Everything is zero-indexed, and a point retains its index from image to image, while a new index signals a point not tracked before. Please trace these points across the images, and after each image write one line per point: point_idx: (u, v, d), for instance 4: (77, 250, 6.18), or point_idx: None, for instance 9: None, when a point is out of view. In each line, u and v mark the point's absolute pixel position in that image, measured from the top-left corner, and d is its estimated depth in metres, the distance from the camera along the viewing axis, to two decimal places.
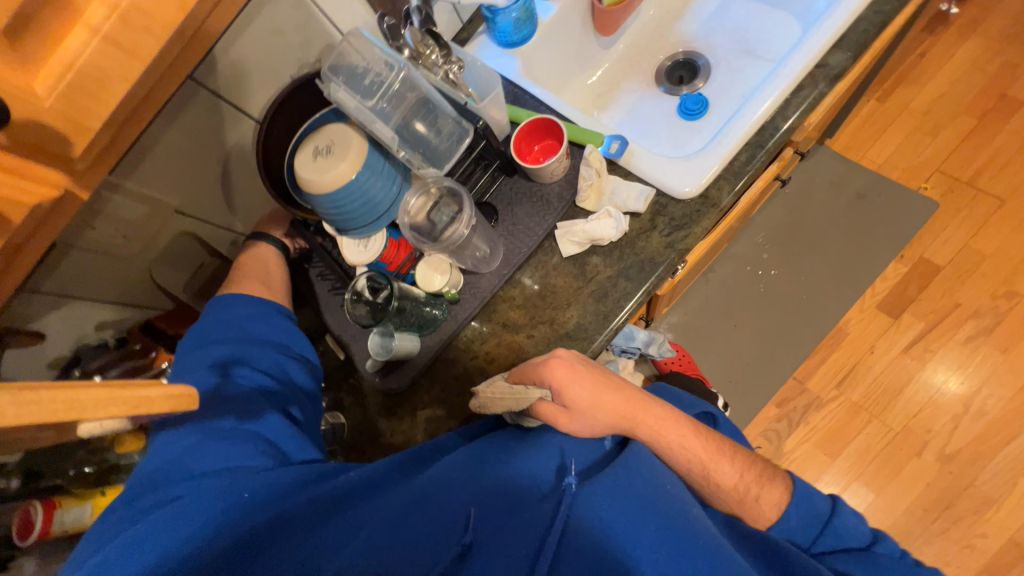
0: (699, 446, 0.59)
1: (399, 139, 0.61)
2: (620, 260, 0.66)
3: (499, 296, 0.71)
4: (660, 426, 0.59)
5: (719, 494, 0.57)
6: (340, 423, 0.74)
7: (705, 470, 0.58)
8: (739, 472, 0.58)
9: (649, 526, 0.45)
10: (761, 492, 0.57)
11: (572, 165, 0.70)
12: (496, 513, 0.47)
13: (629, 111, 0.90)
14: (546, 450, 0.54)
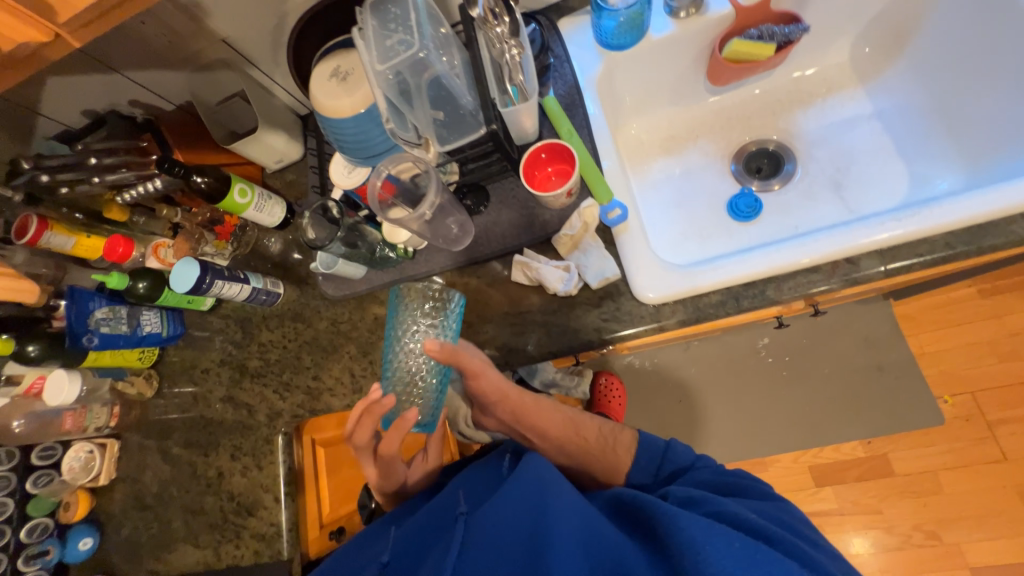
0: (564, 420, 0.77)
1: (395, 108, 0.60)
2: (550, 315, 0.68)
3: (446, 275, 0.75)
4: (539, 412, 0.76)
5: (591, 447, 0.76)
6: (279, 293, 0.84)
7: (576, 428, 0.77)
8: (599, 425, 0.78)
9: (512, 529, 0.53)
10: (616, 442, 0.76)
11: (571, 205, 0.68)
12: (410, 542, 0.60)
13: (686, 172, 0.84)
14: (446, 496, 0.65)
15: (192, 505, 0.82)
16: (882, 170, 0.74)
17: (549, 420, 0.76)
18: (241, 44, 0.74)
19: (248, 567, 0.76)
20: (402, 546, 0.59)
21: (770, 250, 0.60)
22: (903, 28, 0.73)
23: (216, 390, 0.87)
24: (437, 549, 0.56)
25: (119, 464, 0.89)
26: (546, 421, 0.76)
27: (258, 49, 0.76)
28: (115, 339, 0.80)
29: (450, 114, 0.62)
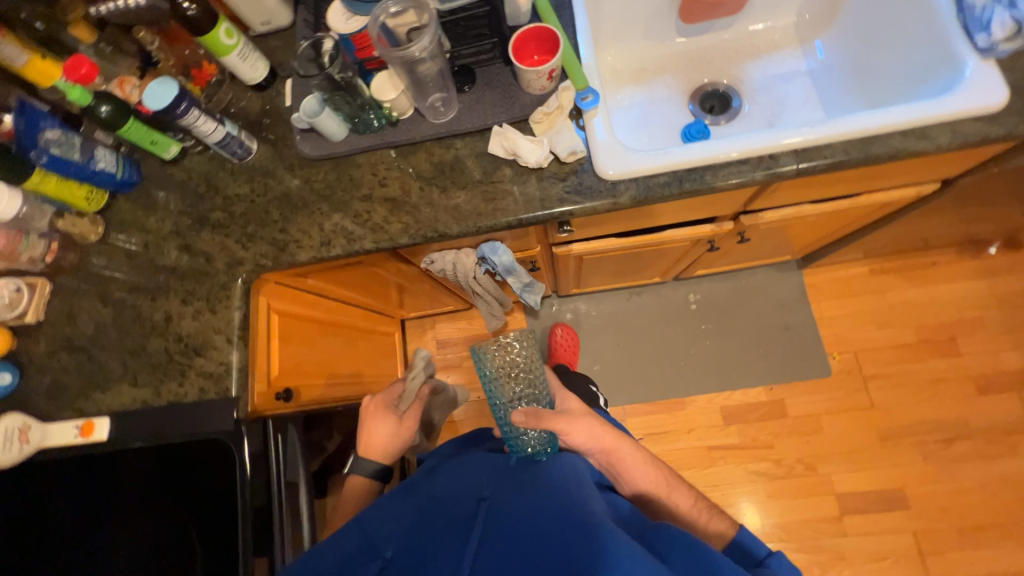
0: (659, 477, 0.73)
1: None
2: (520, 186, 0.74)
3: (425, 145, 0.79)
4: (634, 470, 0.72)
5: (681, 519, 0.70)
6: (251, 150, 0.84)
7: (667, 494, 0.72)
8: (694, 499, 0.73)
9: (549, 522, 0.54)
10: (710, 519, 0.70)
11: (550, 90, 0.75)
12: (418, 530, 0.58)
13: (651, 99, 0.93)
14: (462, 481, 0.66)
15: (133, 347, 0.80)
16: (812, 108, 0.88)
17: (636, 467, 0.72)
18: None
19: (192, 403, 0.75)
20: (403, 535, 0.58)
21: (711, 145, 0.70)
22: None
23: (170, 239, 0.85)
24: (447, 533, 0.56)
25: (48, 306, 0.84)
26: (648, 478, 0.72)
27: None
28: (64, 165, 0.77)
29: None
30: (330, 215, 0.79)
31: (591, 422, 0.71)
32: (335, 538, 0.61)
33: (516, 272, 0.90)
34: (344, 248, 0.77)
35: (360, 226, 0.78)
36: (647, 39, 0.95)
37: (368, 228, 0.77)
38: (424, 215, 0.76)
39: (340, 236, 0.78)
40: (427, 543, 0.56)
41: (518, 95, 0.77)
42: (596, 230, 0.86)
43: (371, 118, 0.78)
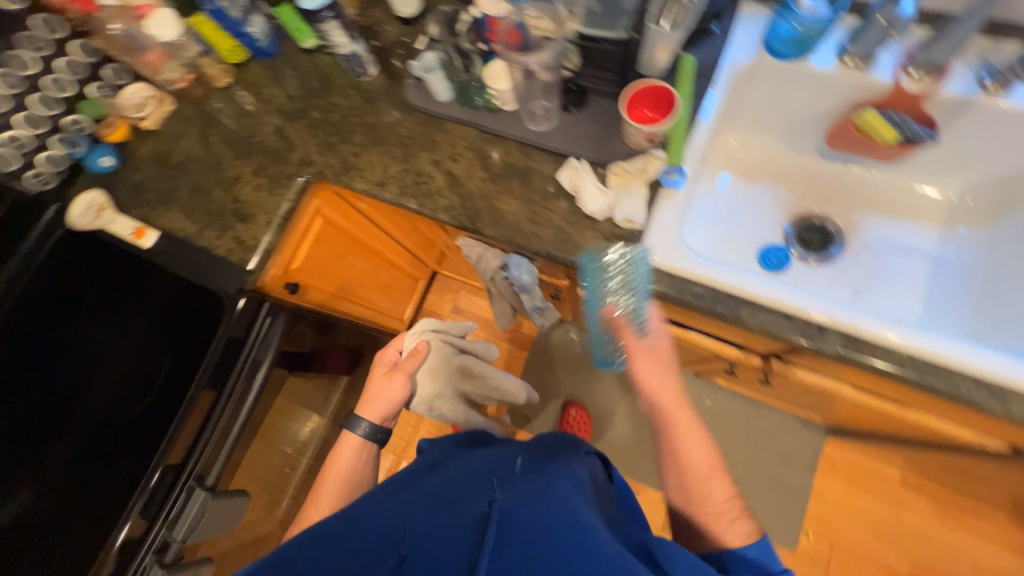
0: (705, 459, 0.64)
1: None
2: (567, 223, 0.74)
3: (507, 142, 0.80)
4: (686, 431, 0.65)
5: (706, 505, 0.61)
6: (368, 73, 0.89)
7: (707, 478, 0.63)
8: (729, 490, 0.62)
9: (565, 535, 0.51)
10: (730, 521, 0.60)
11: (643, 150, 0.73)
12: (429, 528, 0.56)
13: (748, 201, 0.87)
14: (470, 475, 0.64)
15: (202, 187, 0.91)
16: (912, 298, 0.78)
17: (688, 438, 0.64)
18: None
19: (217, 255, 0.85)
20: (415, 532, 0.56)
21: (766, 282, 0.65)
22: (1010, 201, 0.75)
23: (273, 115, 0.94)
24: (458, 542, 0.53)
25: (163, 121, 0.97)
26: (698, 456, 0.64)
27: None
28: (223, 18, 0.88)
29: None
30: (400, 161, 0.84)
31: (664, 373, 0.68)
32: (339, 519, 0.61)
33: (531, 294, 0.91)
34: (395, 196, 0.82)
35: (416, 184, 0.81)
36: (780, 144, 0.88)
37: (422, 188, 0.81)
38: (472, 203, 0.78)
39: (396, 184, 0.82)
40: (441, 544, 0.53)
41: (611, 139, 0.75)
42: None
43: (475, 96, 0.81)
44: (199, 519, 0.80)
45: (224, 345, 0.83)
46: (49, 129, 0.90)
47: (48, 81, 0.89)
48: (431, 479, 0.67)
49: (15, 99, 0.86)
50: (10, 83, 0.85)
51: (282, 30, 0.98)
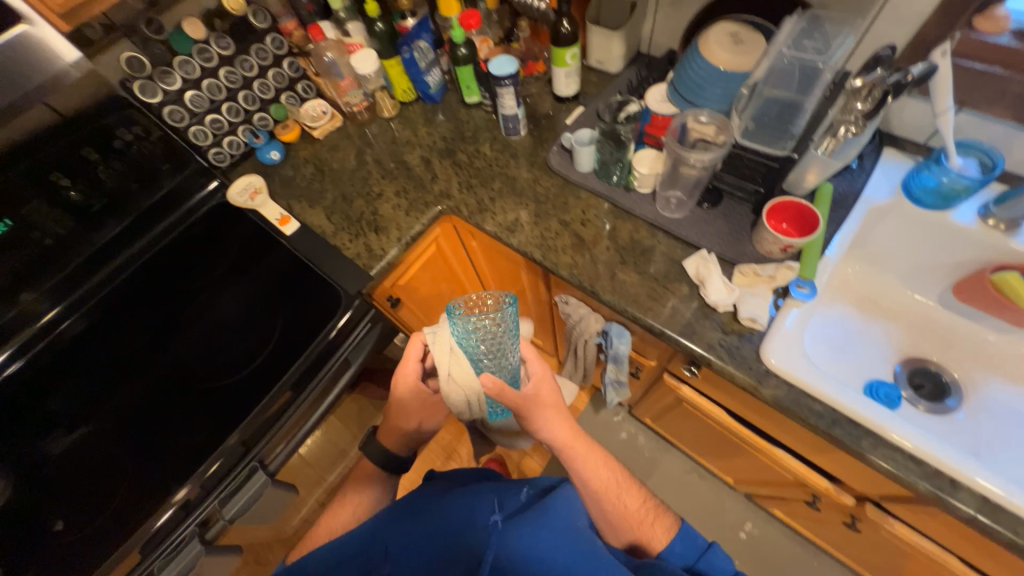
0: (610, 476, 0.74)
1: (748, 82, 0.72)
2: (685, 307, 0.76)
3: (636, 221, 0.86)
4: (585, 452, 0.74)
5: (628, 515, 0.71)
6: (518, 133, 1.00)
7: (617, 494, 0.73)
8: (642, 502, 0.73)
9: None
10: (655, 521, 0.71)
11: (775, 258, 0.75)
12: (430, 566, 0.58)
13: (859, 330, 0.86)
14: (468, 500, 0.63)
15: (347, 195, 1.01)
16: None
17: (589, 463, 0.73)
18: None
19: (346, 255, 0.92)
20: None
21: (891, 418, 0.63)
22: None
23: (423, 149, 1.05)
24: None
25: (330, 133, 1.11)
26: (604, 477, 0.73)
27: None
28: (411, 65, 1.02)
29: (764, 120, 0.74)
30: (530, 213, 0.90)
31: (552, 414, 0.74)
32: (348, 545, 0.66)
33: (618, 365, 0.91)
34: (521, 243, 0.87)
35: (543, 237, 0.87)
36: (900, 285, 0.88)
37: (548, 242, 0.86)
38: (594, 267, 0.82)
39: (524, 232, 0.88)
40: None
41: (742, 240, 0.79)
42: (715, 391, 0.82)
43: (614, 174, 0.88)
44: (250, 501, 0.82)
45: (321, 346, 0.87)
46: (242, 119, 1.02)
47: (258, 82, 1.01)
48: (425, 505, 0.67)
49: (228, 89, 0.97)
50: (231, 78, 0.97)
51: (449, 84, 1.13)
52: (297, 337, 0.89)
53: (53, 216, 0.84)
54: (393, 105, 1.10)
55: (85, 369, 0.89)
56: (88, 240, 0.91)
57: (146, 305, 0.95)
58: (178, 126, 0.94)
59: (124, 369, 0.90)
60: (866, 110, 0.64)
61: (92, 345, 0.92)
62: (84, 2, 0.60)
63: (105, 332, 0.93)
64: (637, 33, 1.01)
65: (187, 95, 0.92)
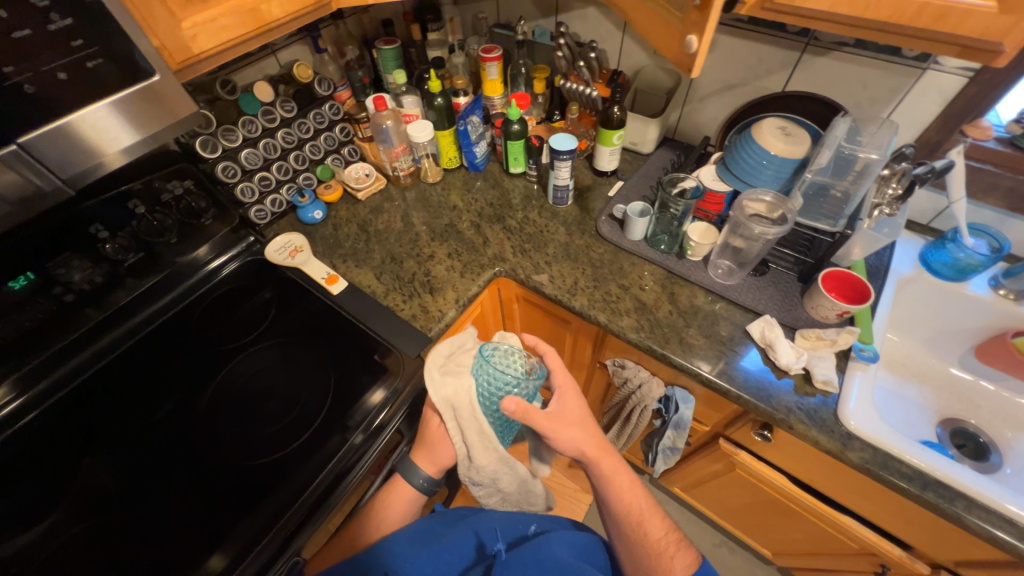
0: (638, 500, 0.77)
1: (799, 166, 0.80)
2: (754, 369, 0.78)
3: (692, 286, 0.90)
4: (612, 470, 0.78)
5: (650, 543, 0.72)
6: (566, 203, 1.06)
7: (640, 520, 0.75)
8: (666, 529, 0.74)
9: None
10: (675, 554, 0.70)
11: (832, 324, 0.81)
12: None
13: (899, 392, 0.92)
14: (472, 530, 0.72)
15: (396, 256, 0.99)
16: None
17: (623, 480, 0.77)
18: (692, 80, 1.05)
19: (401, 316, 0.89)
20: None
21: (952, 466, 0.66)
22: None
23: (470, 214, 1.07)
24: None
25: (373, 195, 1.12)
26: (634, 500, 0.76)
27: (691, 86, 1.06)
28: (463, 135, 1.07)
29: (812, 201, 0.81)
30: (588, 277, 0.93)
31: (577, 432, 0.76)
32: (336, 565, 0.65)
33: (679, 431, 0.90)
34: (583, 306, 0.89)
35: (605, 302, 0.89)
36: (925, 351, 0.96)
37: (611, 305, 0.88)
38: (659, 330, 0.84)
39: (585, 296, 0.90)
40: None
41: (795, 306, 0.84)
42: (783, 456, 0.83)
43: (664, 243, 0.94)
44: None
45: (373, 426, 0.77)
46: (289, 178, 1.01)
47: (310, 144, 1.02)
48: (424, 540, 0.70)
49: (283, 149, 0.97)
50: (288, 139, 0.96)
51: (491, 156, 1.20)
52: (347, 416, 0.78)
53: (83, 270, 0.76)
54: (438, 171, 1.14)
55: (82, 453, 0.74)
56: (115, 297, 0.83)
57: (166, 374, 0.84)
58: (227, 182, 0.90)
59: (132, 446, 0.75)
60: (896, 195, 0.71)
61: (97, 424, 0.78)
62: (198, 61, 0.61)
63: (115, 406, 0.79)
64: (668, 120, 1.13)
65: (242, 153, 0.90)
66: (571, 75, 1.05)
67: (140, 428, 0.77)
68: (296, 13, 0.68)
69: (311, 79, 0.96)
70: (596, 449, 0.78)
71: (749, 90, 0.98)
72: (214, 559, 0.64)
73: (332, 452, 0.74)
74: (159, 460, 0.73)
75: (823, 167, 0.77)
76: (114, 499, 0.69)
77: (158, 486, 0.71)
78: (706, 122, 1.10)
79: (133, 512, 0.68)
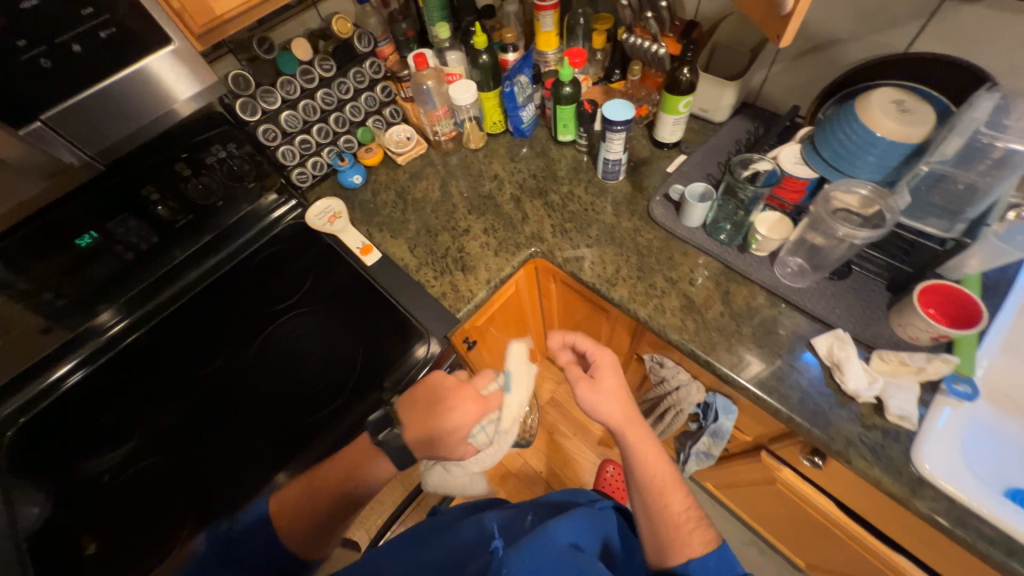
0: (663, 474, 0.72)
1: (914, 151, 0.63)
2: (814, 390, 0.68)
3: (751, 285, 0.79)
4: (640, 442, 0.74)
5: (668, 517, 0.69)
6: (616, 180, 0.95)
7: (663, 495, 0.71)
8: (687, 503, 0.71)
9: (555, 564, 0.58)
10: (693, 530, 0.68)
11: (921, 347, 0.68)
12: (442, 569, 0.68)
13: (999, 429, 0.77)
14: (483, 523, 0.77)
15: (431, 228, 0.96)
16: None
17: (650, 451, 0.73)
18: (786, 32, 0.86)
19: (431, 293, 0.87)
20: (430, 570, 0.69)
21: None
22: None
23: (511, 185, 1.00)
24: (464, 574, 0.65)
25: (413, 160, 1.07)
26: (658, 472, 0.72)
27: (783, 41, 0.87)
28: (509, 98, 0.98)
29: (927, 196, 0.65)
30: (632, 265, 0.85)
31: (615, 401, 0.76)
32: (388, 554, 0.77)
33: (715, 439, 0.84)
34: (623, 298, 0.81)
35: (647, 295, 0.81)
36: None
37: (654, 300, 0.80)
38: (706, 334, 0.76)
39: (625, 287, 0.82)
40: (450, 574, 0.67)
41: (877, 321, 0.72)
42: (834, 483, 0.74)
43: (724, 232, 0.83)
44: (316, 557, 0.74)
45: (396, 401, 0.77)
46: (329, 141, 0.99)
47: (350, 105, 0.98)
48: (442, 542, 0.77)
49: (322, 111, 0.94)
50: (327, 100, 0.93)
51: (539, 120, 1.10)
52: (372, 389, 0.79)
53: (139, 231, 0.81)
54: (482, 136, 1.06)
55: (146, 395, 0.83)
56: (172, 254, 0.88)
57: (215, 331, 0.89)
58: (268, 146, 0.91)
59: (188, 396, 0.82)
60: None
61: (157, 369, 0.85)
62: (224, 23, 0.58)
63: (171, 355, 0.86)
64: (750, 82, 0.96)
65: (282, 115, 0.89)
66: (635, 28, 0.90)
67: (194, 376, 0.84)
68: None
69: (351, 34, 0.91)
70: (626, 418, 0.75)
71: (861, 47, 0.79)
72: (260, 492, 0.70)
73: (369, 408, 0.77)
74: (208, 409, 0.80)
75: (949, 156, 0.61)
76: (168, 444, 0.77)
77: (205, 433, 0.78)
78: (798, 86, 0.92)
79: (182, 457, 0.75)
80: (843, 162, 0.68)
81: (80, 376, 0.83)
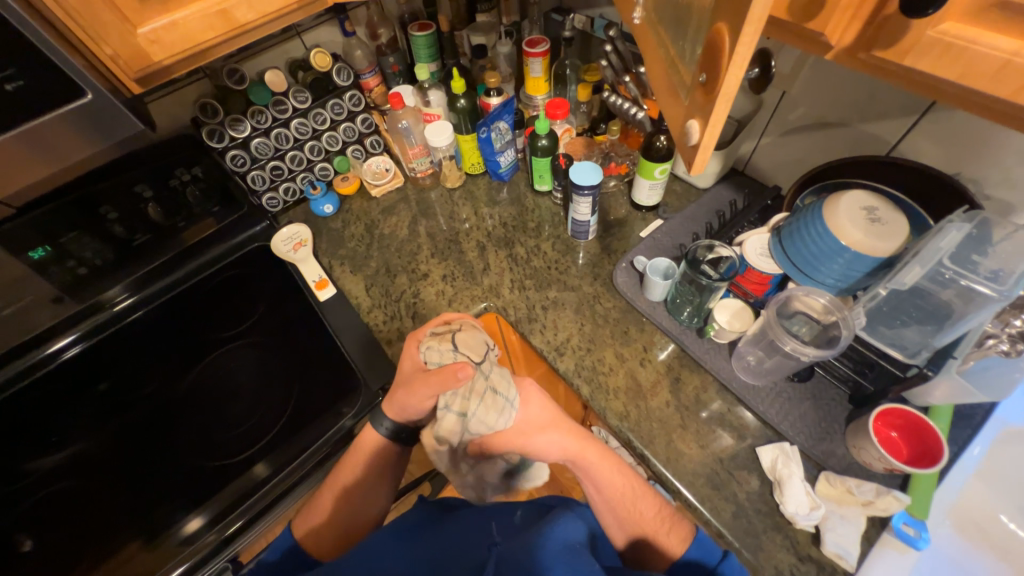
0: (625, 484, 0.63)
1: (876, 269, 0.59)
2: (751, 507, 0.63)
3: (704, 377, 0.74)
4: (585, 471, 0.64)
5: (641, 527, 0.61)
6: (587, 238, 0.92)
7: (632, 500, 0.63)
8: (656, 508, 0.63)
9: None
10: (669, 530, 0.61)
11: (874, 476, 0.62)
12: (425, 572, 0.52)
13: (961, 564, 0.70)
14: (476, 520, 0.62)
15: (392, 267, 0.93)
16: None
17: (594, 472, 0.63)
18: (775, 107, 0.81)
19: (377, 339, 0.84)
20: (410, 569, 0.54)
21: None
22: None
23: (479, 231, 0.98)
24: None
25: (388, 193, 1.05)
26: (615, 490, 0.62)
27: (772, 116, 0.82)
28: (485, 144, 0.95)
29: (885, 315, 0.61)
30: (585, 334, 0.81)
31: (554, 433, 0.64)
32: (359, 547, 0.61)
33: None
34: (570, 371, 0.77)
35: (595, 371, 0.76)
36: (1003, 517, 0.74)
37: (601, 376, 0.76)
38: (649, 425, 0.71)
39: (574, 358, 0.78)
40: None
41: (832, 436, 0.66)
42: None
43: (686, 312, 0.78)
44: None
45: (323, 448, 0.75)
46: (303, 168, 0.98)
47: (327, 135, 0.97)
48: (429, 540, 0.60)
49: (296, 140, 0.93)
50: (302, 129, 0.92)
51: (520, 164, 1.07)
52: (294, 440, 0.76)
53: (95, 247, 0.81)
54: (460, 176, 1.04)
55: (104, 409, 0.85)
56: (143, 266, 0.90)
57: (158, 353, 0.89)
58: (238, 171, 0.90)
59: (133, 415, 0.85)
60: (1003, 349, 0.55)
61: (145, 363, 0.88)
62: (161, 69, 0.57)
63: (130, 366, 0.88)
64: (737, 151, 0.90)
65: (253, 142, 0.88)
66: (619, 87, 0.87)
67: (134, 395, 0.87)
68: (272, 14, 0.59)
69: (330, 68, 0.91)
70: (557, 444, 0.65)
71: (849, 136, 0.74)
72: None
73: (311, 438, 0.76)
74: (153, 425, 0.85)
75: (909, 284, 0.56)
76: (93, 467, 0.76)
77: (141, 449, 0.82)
78: (787, 163, 0.86)
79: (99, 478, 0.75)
80: (806, 261, 0.63)
81: (78, 350, 0.83)
